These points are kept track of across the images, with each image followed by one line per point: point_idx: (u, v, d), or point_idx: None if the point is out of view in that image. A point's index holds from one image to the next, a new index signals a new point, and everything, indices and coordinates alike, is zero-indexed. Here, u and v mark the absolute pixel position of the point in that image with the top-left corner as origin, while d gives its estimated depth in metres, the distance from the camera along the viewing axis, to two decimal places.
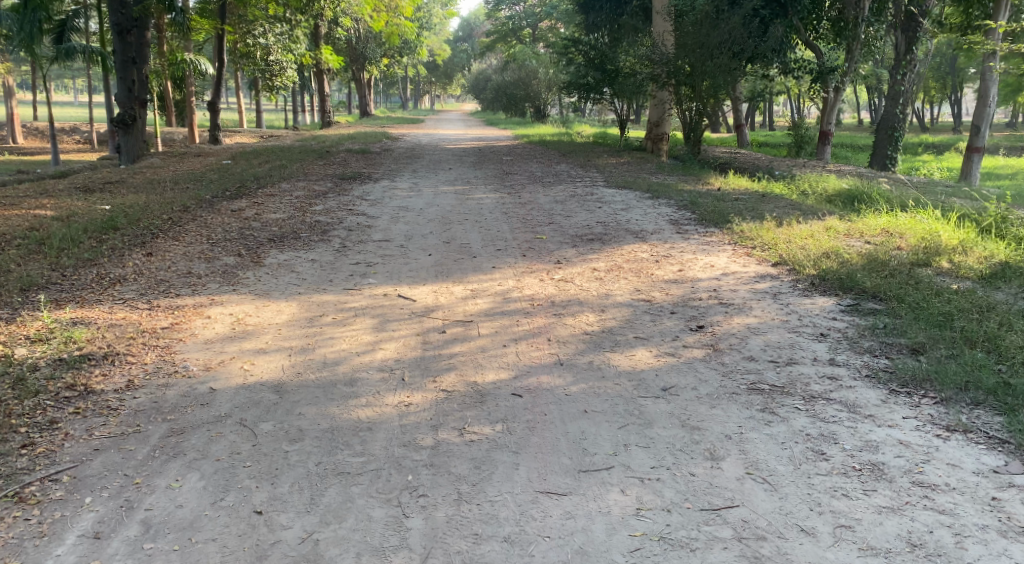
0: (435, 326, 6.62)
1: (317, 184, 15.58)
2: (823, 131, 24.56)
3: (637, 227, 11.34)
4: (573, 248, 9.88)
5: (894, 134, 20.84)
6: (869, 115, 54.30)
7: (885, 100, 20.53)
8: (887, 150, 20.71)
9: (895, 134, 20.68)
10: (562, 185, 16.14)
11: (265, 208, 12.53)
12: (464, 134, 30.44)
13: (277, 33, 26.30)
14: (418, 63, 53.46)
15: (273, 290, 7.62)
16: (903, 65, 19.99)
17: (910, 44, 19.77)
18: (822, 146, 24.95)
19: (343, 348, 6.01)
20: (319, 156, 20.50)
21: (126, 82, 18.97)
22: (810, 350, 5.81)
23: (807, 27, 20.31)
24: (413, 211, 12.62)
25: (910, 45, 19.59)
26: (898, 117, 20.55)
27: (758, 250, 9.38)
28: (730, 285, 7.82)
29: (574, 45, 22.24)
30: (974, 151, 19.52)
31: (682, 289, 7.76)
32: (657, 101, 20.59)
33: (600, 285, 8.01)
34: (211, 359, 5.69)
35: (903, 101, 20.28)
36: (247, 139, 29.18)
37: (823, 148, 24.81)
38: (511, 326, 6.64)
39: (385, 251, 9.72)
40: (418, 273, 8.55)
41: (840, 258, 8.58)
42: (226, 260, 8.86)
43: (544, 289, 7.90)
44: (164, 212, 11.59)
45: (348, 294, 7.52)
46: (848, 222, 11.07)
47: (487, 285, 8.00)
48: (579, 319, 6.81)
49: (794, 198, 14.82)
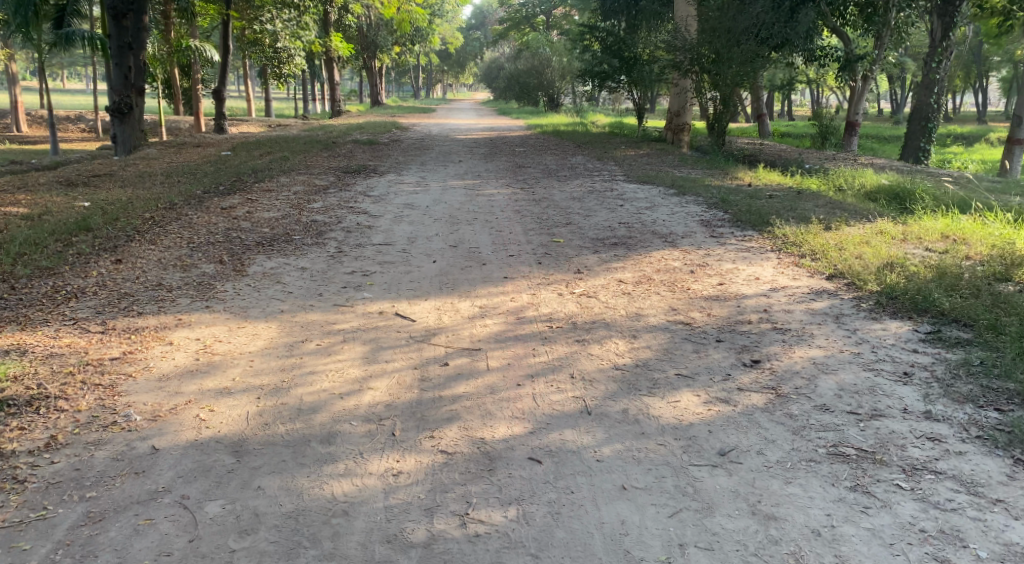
0: (436, 356, 5.58)
1: (318, 178, 14.57)
2: (851, 121, 23.42)
3: (665, 229, 10.27)
4: (595, 254, 8.84)
5: (928, 125, 19.54)
6: (891, 106, 52.95)
7: (920, 89, 19.30)
8: (920, 141, 19.30)
9: (929, 125, 19.35)
10: (579, 179, 15.12)
11: (259, 206, 11.51)
12: (474, 125, 29.36)
13: (285, 19, 24.84)
14: (430, 52, 52.50)
15: (251, 307, 6.57)
16: (939, 53, 18.81)
17: (947, 29, 18.58)
18: (850, 136, 23.78)
19: (324, 388, 4.93)
20: (324, 147, 19.53)
21: (122, 70, 17.85)
22: (897, 396, 4.77)
23: (833, 13, 19.20)
24: (419, 210, 11.60)
25: (947, 31, 18.41)
26: (932, 107, 19.27)
27: (808, 260, 8.36)
28: (782, 305, 6.78)
29: (590, 32, 21.10)
30: (1015, 143, 18.28)
31: (725, 308, 6.72)
32: (679, 89, 19.43)
33: (628, 301, 6.98)
34: (161, 400, 4.61)
35: (939, 89, 19.04)
36: (253, 128, 28.19)
37: (850, 139, 23.63)
38: (528, 356, 5.60)
39: (385, 258, 8.67)
40: (423, 286, 7.49)
41: (905, 270, 7.54)
42: (205, 268, 7.82)
43: (566, 306, 6.86)
44: (146, 210, 10.58)
45: (338, 314, 6.49)
46: (901, 226, 9.98)
47: (502, 302, 6.95)
48: (607, 347, 5.78)
49: (832, 195, 13.77)
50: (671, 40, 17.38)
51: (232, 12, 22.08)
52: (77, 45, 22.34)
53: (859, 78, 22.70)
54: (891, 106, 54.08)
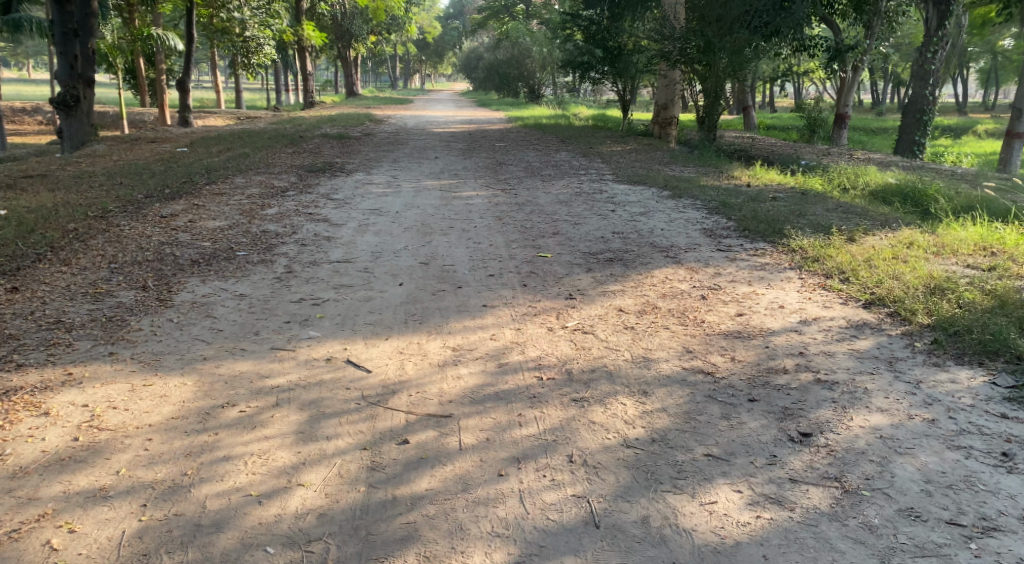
0: (393, 429, 4.31)
1: (278, 179, 13.28)
2: (841, 114, 22.46)
3: (664, 241, 9.07)
4: (589, 274, 7.65)
5: (922, 118, 18.52)
6: (873, 98, 52.36)
7: (913, 80, 18.18)
8: (916, 135, 18.21)
9: (923, 118, 18.27)
10: (564, 178, 13.94)
11: (204, 213, 10.21)
12: (454, 117, 28.07)
13: (253, 7, 23.32)
14: (407, 42, 51.09)
15: (166, 354, 5.28)
16: (934, 43, 17.67)
17: (942, 19, 17.45)
18: (839, 129, 22.82)
19: (228, 491, 3.83)
20: (291, 142, 18.18)
21: (66, 59, 16.30)
22: (1005, 493, 3.78)
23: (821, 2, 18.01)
24: (388, 216, 10.36)
25: (942, 20, 17.29)
26: (927, 99, 18.18)
27: (835, 280, 7.20)
28: (818, 346, 5.59)
29: (571, 21, 19.79)
30: (1015, 137, 17.31)
31: (751, 350, 5.51)
32: (666, 80, 18.21)
33: (633, 340, 5.78)
34: (5, 512, 3.73)
35: (934, 81, 17.95)
36: (220, 120, 26.63)
37: (839, 132, 22.69)
38: (512, 428, 4.34)
39: (343, 279, 7.42)
40: (385, 320, 6.24)
41: (955, 294, 6.40)
42: (122, 296, 6.53)
43: (557, 349, 5.64)
44: (71, 219, 9.27)
45: (274, 365, 5.24)
46: (927, 236, 8.88)
47: (480, 344, 5.74)
48: (610, 411, 4.54)
49: (836, 196, 12.73)
50: (659, 30, 16.19)
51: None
52: (25, 34, 20.73)
53: (849, 70, 21.73)
54: (874, 97, 53.40)
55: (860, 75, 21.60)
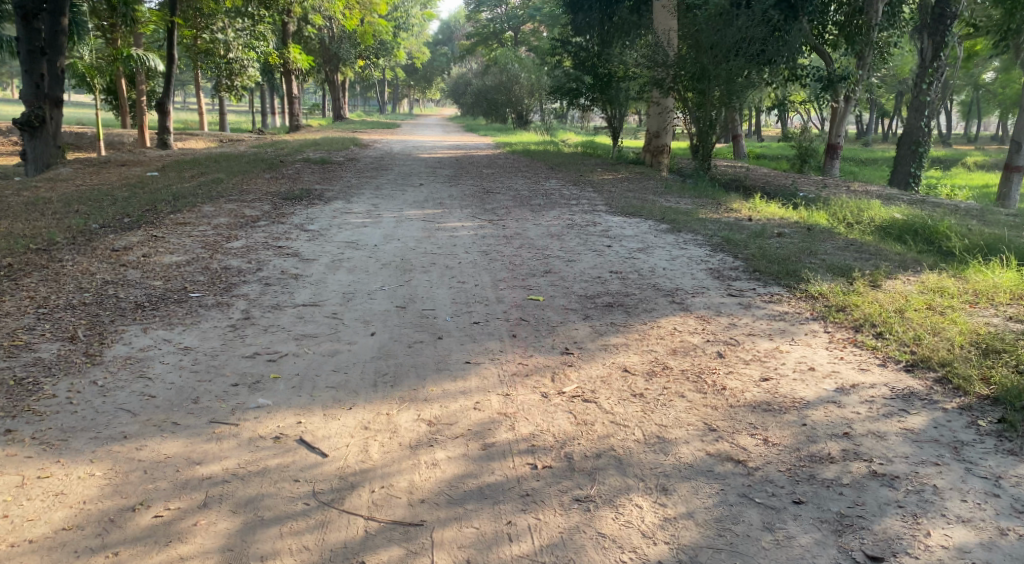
0: (342, 546, 3.79)
1: (251, 207, 12.36)
2: (833, 144, 21.72)
3: (668, 283, 8.17)
4: (586, 322, 6.74)
5: (917, 150, 17.74)
6: (858, 129, 52.00)
7: (908, 111, 17.45)
8: (910, 166, 17.36)
9: (919, 150, 17.48)
10: (555, 208, 13.10)
11: (162, 245, 9.28)
12: (440, 142, 27.18)
13: (237, 28, 22.39)
14: (396, 67, 50.33)
15: (77, 431, 4.41)
16: (929, 73, 16.96)
17: (937, 49, 16.77)
18: (831, 160, 22.04)
19: None
20: (269, 167, 17.23)
21: (32, 77, 15.22)
22: None
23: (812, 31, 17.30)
24: (364, 250, 9.43)
25: (938, 50, 16.62)
26: (922, 130, 17.41)
27: (867, 336, 6.32)
28: (865, 424, 4.68)
29: (562, 46, 18.99)
30: (1014, 170, 16.55)
31: (785, 430, 4.61)
32: (659, 107, 17.21)
33: (644, 415, 4.85)
34: None
35: (929, 112, 17.24)
36: (200, 143, 25.60)
37: (832, 163, 21.96)
38: (500, 545, 3.79)
39: (306, 327, 6.48)
40: (350, 382, 5.28)
41: (1013, 358, 5.54)
42: (43, 349, 5.63)
43: (554, 424, 4.73)
44: (7, 252, 8.36)
45: (210, 446, 4.34)
46: (956, 281, 8.03)
47: (461, 419, 4.81)
48: (624, 516, 3.91)
49: (842, 232, 11.92)
50: (651, 56, 15.17)
51: (175, 17, 19.65)
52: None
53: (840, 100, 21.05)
54: (862, 128, 53.10)
55: (852, 105, 20.91)
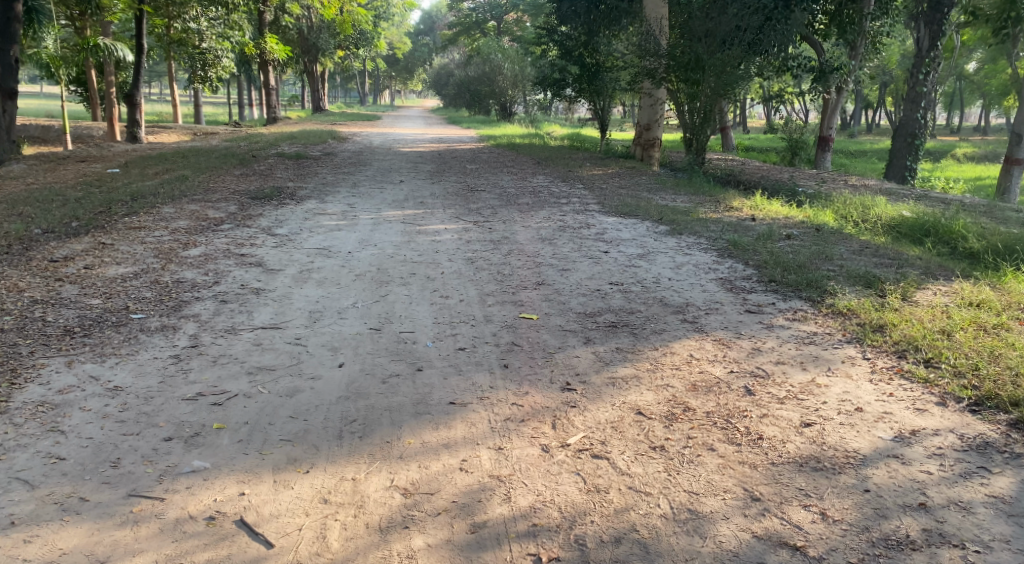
0: None
1: (215, 207, 11.36)
2: (825, 136, 20.88)
3: (677, 296, 7.27)
4: (589, 347, 5.85)
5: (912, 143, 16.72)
6: (843, 121, 51.33)
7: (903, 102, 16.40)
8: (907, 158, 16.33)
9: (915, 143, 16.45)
10: (545, 208, 12.21)
11: (110, 253, 8.31)
12: (422, 135, 26.13)
13: (211, 17, 21.20)
14: (377, 58, 49.17)
15: None
16: (926, 64, 16.03)
17: (934, 38, 15.94)
18: (823, 153, 21.14)
19: None
20: (241, 163, 16.17)
21: None
22: None
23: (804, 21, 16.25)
24: (338, 258, 8.49)
25: (934, 40, 15.76)
26: (918, 122, 16.29)
27: (913, 366, 5.45)
28: (942, 490, 3.94)
29: (548, 35, 18.12)
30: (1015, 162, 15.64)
31: (845, 500, 3.88)
32: (650, 98, 16.22)
33: (670, 476, 4.02)
34: None
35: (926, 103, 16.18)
36: (172, 137, 24.44)
37: (824, 155, 21.06)
38: None
39: (264, 357, 5.55)
40: (311, 432, 4.33)
41: None
42: None
43: (560, 493, 3.94)
44: None
45: (122, 534, 3.68)
46: (992, 292, 7.17)
47: (443, 485, 3.98)
48: None
49: (851, 232, 11.05)
50: (641, 45, 14.03)
51: (144, 4, 18.44)
52: None
53: (834, 90, 20.14)
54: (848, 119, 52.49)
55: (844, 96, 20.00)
